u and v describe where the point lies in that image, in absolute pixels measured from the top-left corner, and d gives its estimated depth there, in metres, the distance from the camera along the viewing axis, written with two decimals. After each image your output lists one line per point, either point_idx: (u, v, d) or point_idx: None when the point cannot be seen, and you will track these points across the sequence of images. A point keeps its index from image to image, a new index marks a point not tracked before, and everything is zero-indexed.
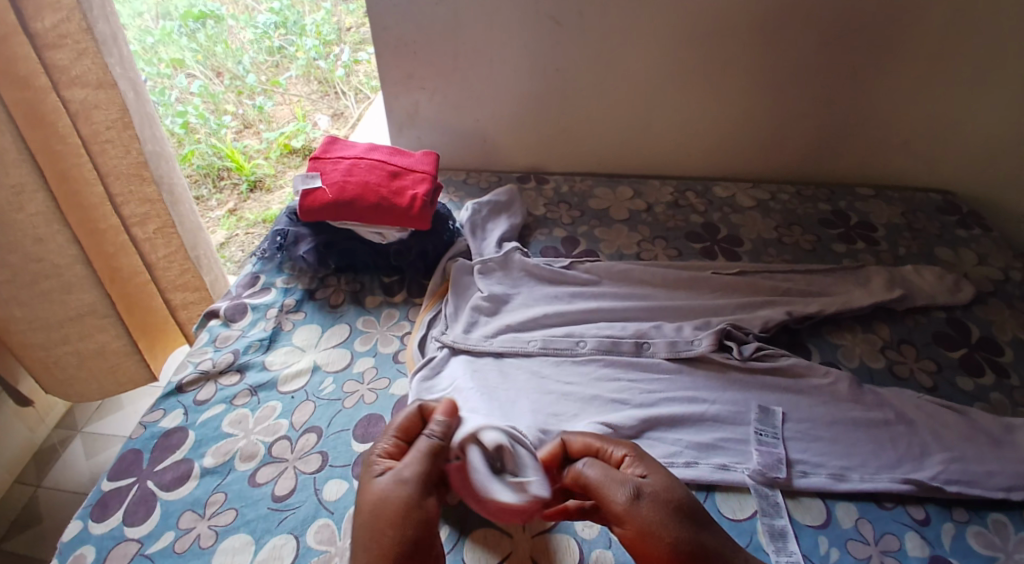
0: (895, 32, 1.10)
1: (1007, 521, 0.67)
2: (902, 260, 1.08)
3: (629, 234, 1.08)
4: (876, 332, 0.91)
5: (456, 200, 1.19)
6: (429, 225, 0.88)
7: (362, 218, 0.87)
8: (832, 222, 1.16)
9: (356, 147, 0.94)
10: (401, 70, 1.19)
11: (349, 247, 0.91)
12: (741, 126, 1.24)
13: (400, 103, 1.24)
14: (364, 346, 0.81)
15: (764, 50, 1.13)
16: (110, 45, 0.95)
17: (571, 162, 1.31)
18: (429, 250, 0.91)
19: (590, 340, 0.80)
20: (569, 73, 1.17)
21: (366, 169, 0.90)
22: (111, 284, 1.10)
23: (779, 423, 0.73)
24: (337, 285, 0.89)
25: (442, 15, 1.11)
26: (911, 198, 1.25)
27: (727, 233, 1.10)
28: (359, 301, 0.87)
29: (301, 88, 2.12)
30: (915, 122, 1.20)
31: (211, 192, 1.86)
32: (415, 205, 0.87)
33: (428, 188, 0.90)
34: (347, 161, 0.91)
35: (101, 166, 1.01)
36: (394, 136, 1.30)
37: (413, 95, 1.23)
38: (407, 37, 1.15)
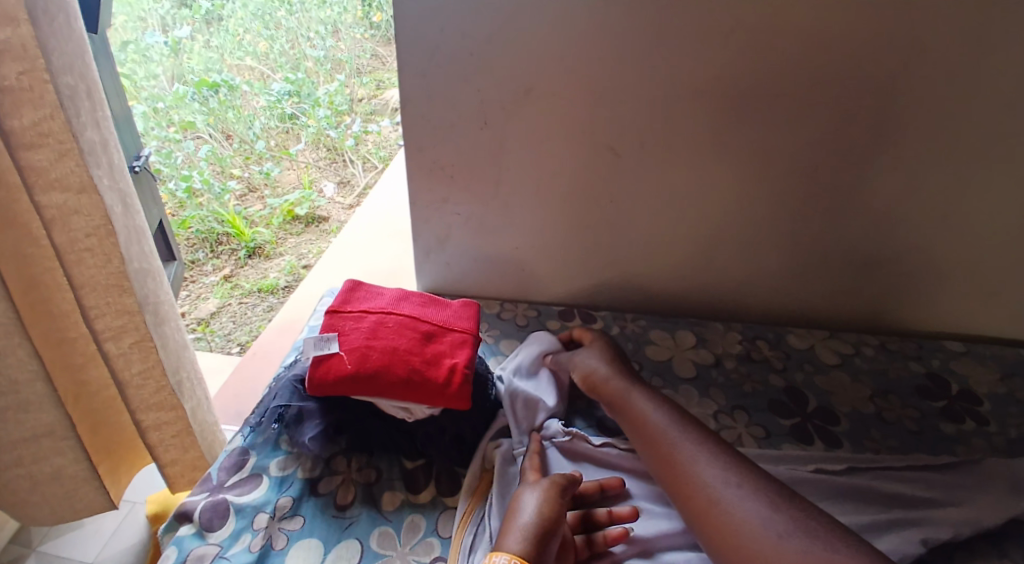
0: (1006, 180, 0.96)
1: None
2: (1018, 446, 0.92)
3: (701, 402, 0.91)
4: (1010, 556, 0.73)
5: (490, 340, 1.01)
6: (467, 403, 0.70)
7: (390, 395, 0.69)
8: (931, 389, 0.99)
9: (382, 296, 0.78)
10: (432, 192, 1.04)
11: (366, 424, 0.74)
12: (817, 269, 1.09)
13: (430, 226, 1.08)
14: None
15: (853, 189, 0.99)
16: (98, 153, 0.75)
17: (622, 293, 1.15)
18: (466, 432, 0.74)
19: None
20: (625, 204, 1.03)
21: (394, 330, 0.72)
22: (72, 405, 0.88)
23: None
24: (347, 474, 0.71)
25: (485, 139, 0.98)
26: (1004, 356, 1.08)
27: (817, 405, 0.92)
28: (375, 504, 0.69)
29: (309, 155, 1.99)
30: (1010, 275, 1.06)
31: (207, 257, 1.68)
32: (455, 379, 0.70)
33: (469, 354, 0.73)
34: (371, 315, 0.74)
35: (75, 277, 0.78)
36: (418, 263, 1.13)
37: (446, 219, 1.07)
38: (443, 159, 1.00)
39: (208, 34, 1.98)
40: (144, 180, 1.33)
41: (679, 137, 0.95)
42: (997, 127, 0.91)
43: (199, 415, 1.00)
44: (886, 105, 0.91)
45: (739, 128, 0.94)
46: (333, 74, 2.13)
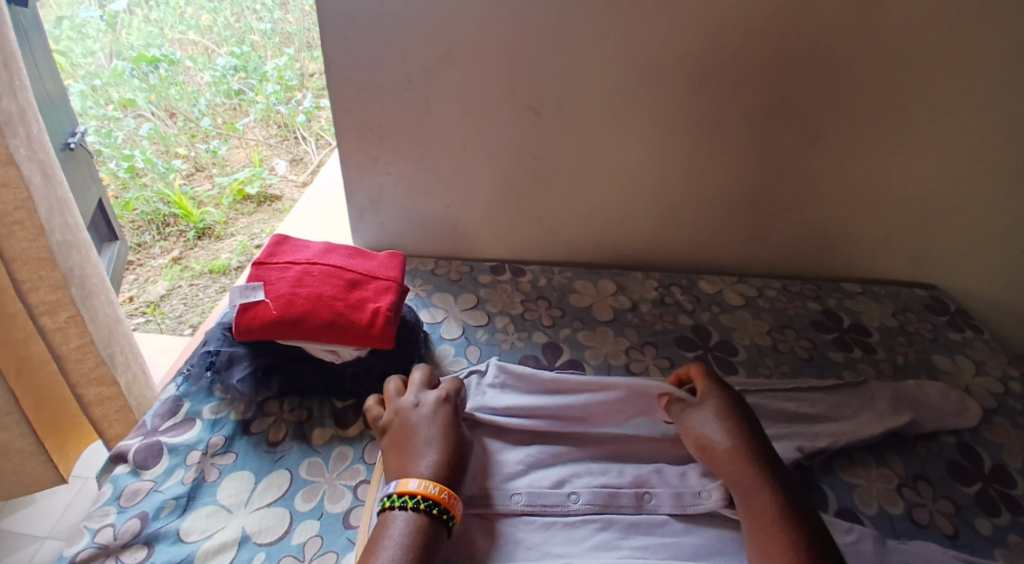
0: (891, 132, 1.05)
1: None
2: (902, 371, 1.00)
3: (615, 339, 1.00)
4: (890, 466, 0.83)
5: (423, 293, 1.05)
6: (391, 344, 0.77)
7: (315, 338, 0.75)
8: (824, 324, 1.08)
9: (309, 249, 0.83)
10: (365, 153, 1.09)
11: (295, 367, 0.80)
12: (730, 221, 1.17)
13: (363, 186, 1.13)
14: (306, 503, 0.69)
15: (758, 143, 1.07)
16: (15, 124, 0.77)
17: (553, 248, 1.21)
18: (392, 369, 0.80)
19: (583, 493, 0.71)
20: (549, 160, 1.09)
21: (319, 279, 0.78)
22: (14, 377, 0.88)
23: None
24: (279, 414, 0.77)
25: (411, 99, 1.02)
26: (899, 295, 1.17)
27: (719, 339, 1.02)
28: (304, 438, 0.75)
29: (259, 132, 1.97)
30: (903, 222, 1.16)
31: (155, 239, 1.69)
32: (377, 322, 0.76)
33: (392, 299, 0.79)
34: (297, 266, 0.80)
35: (4, 252, 0.80)
36: (354, 222, 1.18)
37: (377, 179, 1.12)
38: (370, 120, 1.05)
39: (147, 7, 1.87)
40: (81, 156, 1.34)
41: (596, 98, 1.02)
42: (879, 85, 1.00)
43: (137, 390, 1.06)
44: (781, 63, 0.98)
45: (653, 88, 1.01)
46: (282, 47, 2.00)
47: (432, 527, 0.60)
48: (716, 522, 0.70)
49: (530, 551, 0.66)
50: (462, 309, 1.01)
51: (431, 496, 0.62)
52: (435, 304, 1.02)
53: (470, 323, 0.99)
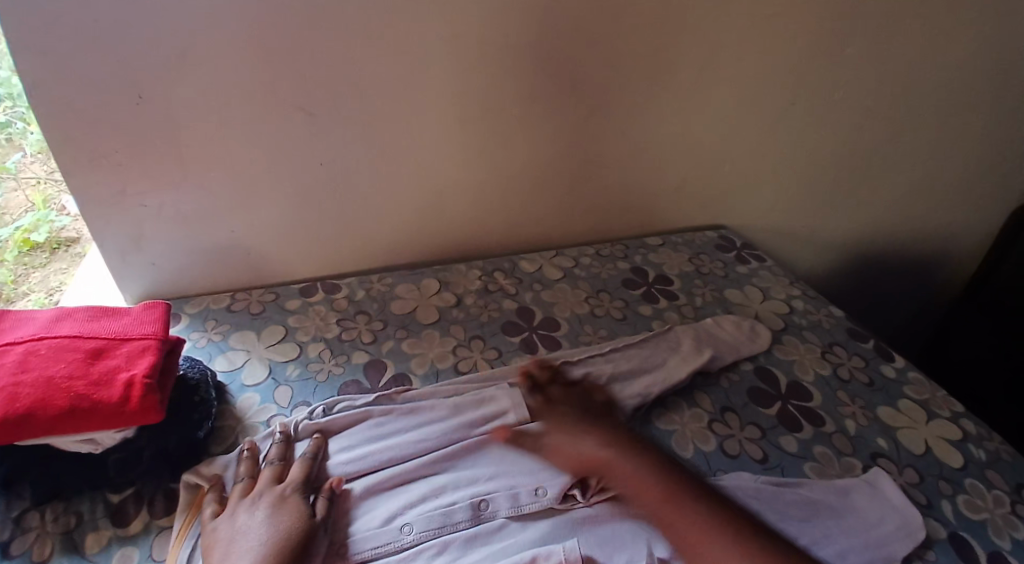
0: (658, 90, 1.11)
1: None
2: (703, 312, 1.09)
3: (440, 340, 0.98)
4: (700, 405, 0.90)
5: (220, 337, 0.96)
6: (158, 414, 0.69)
7: (52, 429, 0.65)
8: (634, 281, 1.15)
9: (35, 323, 0.73)
10: (112, 185, 0.94)
11: (51, 469, 0.70)
12: (535, 196, 1.19)
13: (121, 223, 0.98)
14: None
15: (543, 118, 1.08)
16: None
17: (367, 258, 1.15)
18: (173, 440, 0.74)
19: (416, 522, 0.70)
20: (335, 167, 1.02)
21: (49, 357, 0.68)
22: None
23: None
24: (41, 527, 0.68)
25: (154, 118, 0.89)
26: (694, 240, 1.27)
27: (541, 317, 1.05)
28: (76, 549, 0.67)
29: None
30: (684, 173, 1.25)
31: None
32: (133, 394, 0.68)
33: (150, 362, 0.71)
34: (19, 346, 0.69)
35: None
36: (117, 266, 1.03)
37: (134, 214, 0.98)
38: (109, 146, 0.90)
39: None
40: None
41: (369, 94, 0.96)
42: (639, 48, 1.04)
43: None
44: (546, 36, 0.99)
45: (428, 76, 0.97)
46: None
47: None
48: (550, 512, 0.73)
49: None
50: (269, 345, 0.94)
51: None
52: (240, 346, 0.94)
53: (279, 360, 0.92)
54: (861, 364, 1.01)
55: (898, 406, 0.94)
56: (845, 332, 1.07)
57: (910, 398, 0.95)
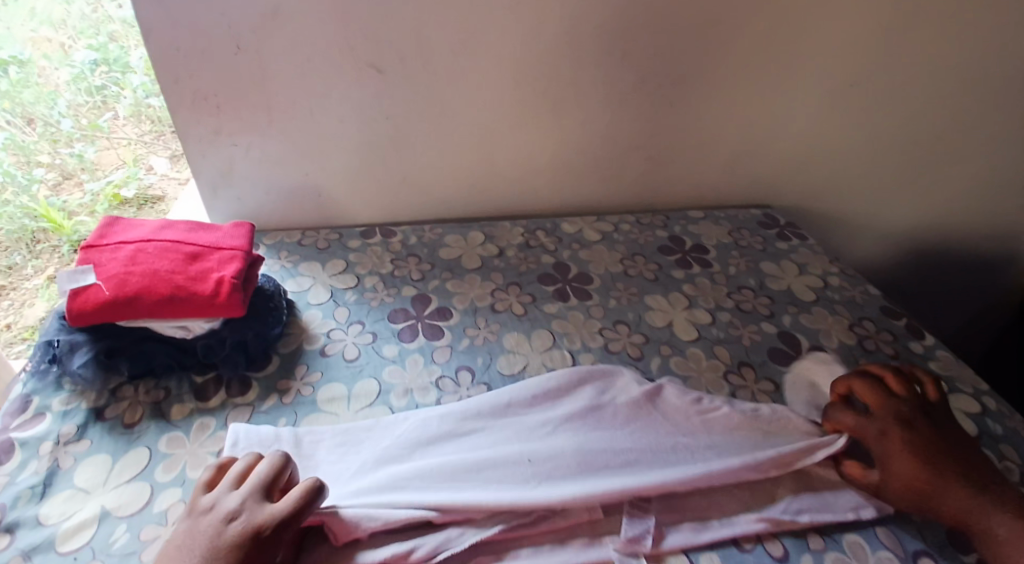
0: (707, 65, 1.15)
1: (860, 541, 0.74)
2: (735, 280, 1.13)
3: (482, 283, 1.07)
4: (719, 357, 0.96)
5: (290, 264, 1.08)
6: (241, 310, 0.84)
7: (152, 313, 0.81)
8: (670, 247, 1.20)
9: (144, 228, 0.88)
10: (206, 126, 1.08)
11: (141, 349, 0.85)
12: (582, 162, 1.26)
13: (211, 161, 1.12)
14: (166, 474, 0.74)
15: (594, 87, 1.15)
16: None
17: (422, 209, 1.26)
18: (248, 337, 0.87)
19: (441, 412, 0.81)
20: (400, 122, 1.12)
21: (156, 256, 0.84)
22: None
23: (652, 464, 0.76)
24: (135, 397, 0.83)
25: (245, 65, 1.02)
26: (735, 216, 1.31)
27: (577, 271, 1.12)
28: (162, 416, 0.81)
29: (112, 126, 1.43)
30: (731, 151, 1.29)
31: None
32: (222, 291, 0.82)
33: (237, 268, 0.85)
34: (131, 246, 0.85)
35: None
36: (207, 200, 1.17)
37: (225, 152, 1.11)
38: (206, 89, 1.03)
39: None
40: None
41: (436, 55, 1.05)
42: (691, 23, 1.09)
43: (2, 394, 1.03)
44: (600, 7, 1.05)
45: (488, 39, 1.05)
46: None
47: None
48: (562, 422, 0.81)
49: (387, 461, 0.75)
50: (331, 274, 1.06)
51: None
52: (305, 273, 1.06)
53: (337, 287, 1.03)
54: (889, 339, 1.03)
55: None
56: (878, 309, 1.09)
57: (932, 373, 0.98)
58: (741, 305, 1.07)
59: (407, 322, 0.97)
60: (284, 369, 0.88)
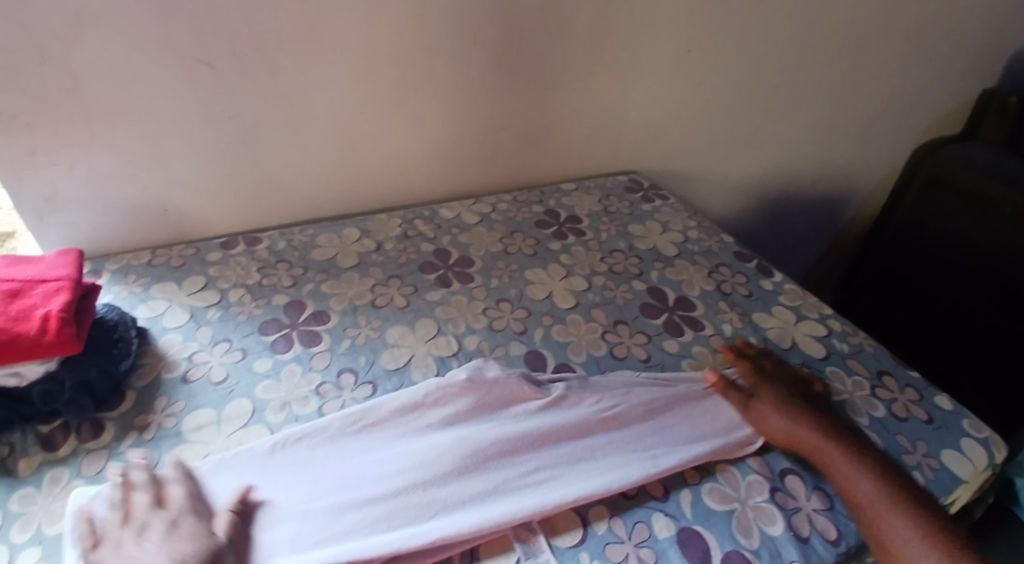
0: (555, 37, 1.16)
1: (733, 470, 0.79)
2: (607, 245, 1.17)
3: (360, 281, 1.04)
4: (596, 320, 0.99)
5: (143, 289, 0.99)
6: (77, 345, 0.76)
7: None
8: (545, 221, 1.22)
9: None
10: (19, 147, 0.95)
11: None
12: (447, 147, 1.24)
13: (32, 188, 0.99)
14: (23, 534, 0.67)
15: (447, 68, 1.13)
16: None
17: (291, 211, 1.20)
18: (91, 376, 0.78)
19: (324, 437, 0.76)
20: (246, 119, 1.05)
21: None
22: None
23: (548, 461, 0.75)
24: None
25: (54, 76, 0.91)
26: (605, 184, 1.35)
27: (458, 256, 1.11)
28: (9, 473, 0.73)
29: None
30: (591, 121, 1.32)
31: None
32: (50, 327, 0.74)
33: (66, 299, 0.77)
34: None
35: None
36: (35, 229, 1.03)
37: (45, 174, 0.98)
38: (8, 106, 0.91)
39: None
40: None
41: (270, 44, 0.99)
42: None
43: None
44: None
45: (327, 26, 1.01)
46: None
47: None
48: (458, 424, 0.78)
49: (272, 497, 0.70)
50: (192, 293, 0.99)
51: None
52: (161, 295, 0.98)
53: (198, 306, 0.96)
54: (744, 279, 1.11)
55: (771, 311, 1.05)
56: (732, 254, 1.17)
57: (783, 306, 1.06)
58: (613, 268, 1.10)
59: (280, 332, 0.92)
60: (141, 405, 0.81)
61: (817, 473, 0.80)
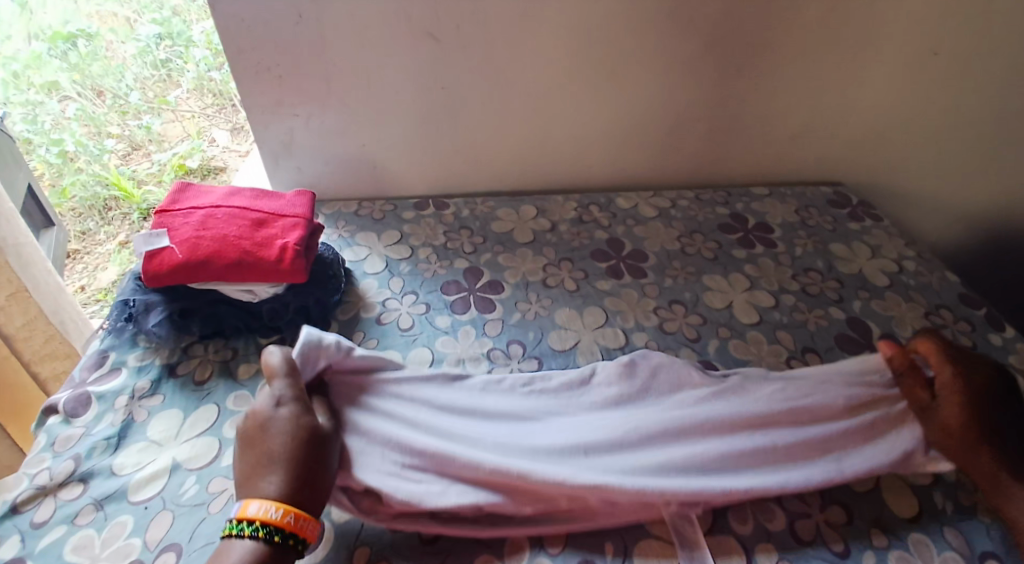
0: (779, 31, 1.08)
1: (928, 541, 0.70)
2: (800, 261, 1.08)
3: (535, 258, 1.05)
4: (781, 342, 0.92)
5: (346, 234, 1.08)
6: (304, 276, 0.84)
7: (221, 276, 0.82)
8: (731, 226, 1.15)
9: (213, 195, 0.90)
10: (268, 96, 1.08)
11: (213, 310, 0.86)
12: (640, 136, 1.21)
13: (271, 131, 1.12)
14: (233, 431, 0.76)
15: (657, 55, 1.10)
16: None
17: (474, 180, 1.24)
18: (310, 304, 0.88)
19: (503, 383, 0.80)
20: (456, 89, 1.10)
21: (224, 220, 0.85)
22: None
23: (712, 444, 0.73)
24: (204, 356, 0.84)
25: (306, 34, 1.01)
26: (804, 194, 1.25)
27: (632, 249, 1.08)
28: (230, 374, 0.82)
29: (193, 103, 1.59)
30: (800, 126, 1.22)
31: (100, 226, 1.49)
32: (286, 256, 0.83)
33: (300, 234, 0.86)
34: (201, 210, 0.87)
35: None
36: (269, 168, 1.18)
37: (286, 123, 1.11)
38: (267, 59, 1.04)
39: None
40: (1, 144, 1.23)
41: (492, 20, 1.02)
42: None
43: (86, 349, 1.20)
44: None
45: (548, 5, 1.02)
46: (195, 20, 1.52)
47: (279, 552, 0.59)
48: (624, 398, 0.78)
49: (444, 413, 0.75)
50: (386, 245, 1.06)
51: (273, 521, 0.60)
52: (359, 242, 1.06)
53: (392, 258, 1.03)
54: (968, 328, 0.96)
55: None
56: (956, 295, 1.02)
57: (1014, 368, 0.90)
58: (807, 288, 1.02)
59: (460, 294, 0.96)
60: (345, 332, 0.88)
61: None
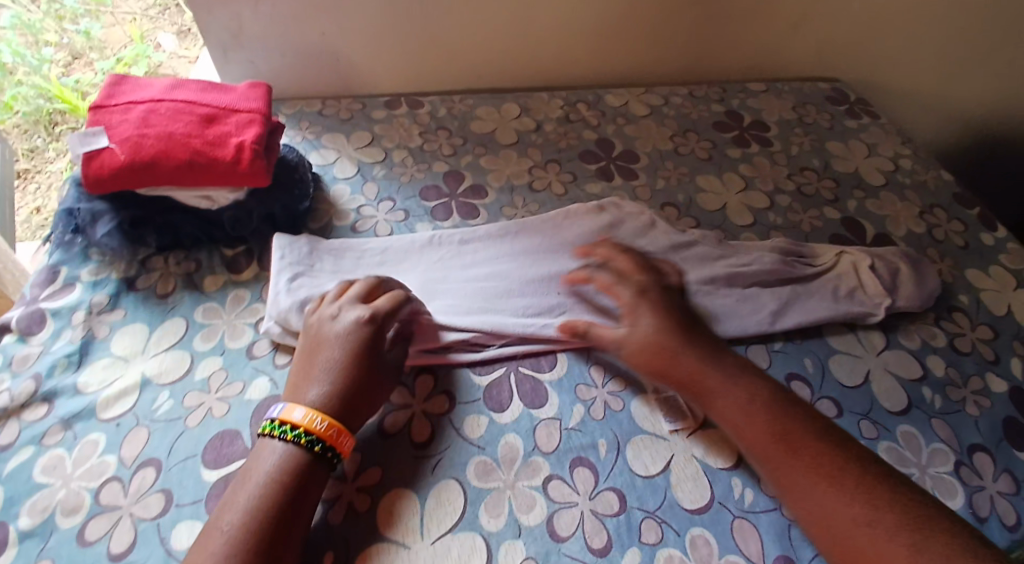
0: None
1: (916, 433, 0.70)
2: (796, 159, 1.02)
3: (519, 160, 0.98)
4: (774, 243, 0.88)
5: (312, 137, 0.99)
6: (266, 180, 0.78)
7: (174, 179, 0.75)
8: (726, 123, 1.08)
9: (153, 88, 0.80)
10: None
11: (168, 218, 0.79)
12: (628, 25, 1.10)
13: (218, 17, 0.99)
14: (206, 343, 0.71)
15: None
16: None
17: (450, 76, 1.14)
18: (275, 210, 0.81)
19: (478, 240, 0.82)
20: None
21: (170, 116, 0.76)
22: None
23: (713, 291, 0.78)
24: (166, 269, 0.78)
25: None
26: (802, 90, 1.17)
27: (622, 149, 1.02)
28: (197, 287, 0.77)
29: (133, 2, 1.43)
30: (801, 14, 1.12)
31: (48, 143, 1.35)
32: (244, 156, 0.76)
33: (258, 131, 0.78)
34: (142, 105, 0.77)
35: None
36: (218, 63, 1.06)
37: (233, 8, 0.99)
38: None
39: None
40: None
41: None
42: None
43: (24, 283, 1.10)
44: None
45: None
46: None
47: (312, 461, 0.57)
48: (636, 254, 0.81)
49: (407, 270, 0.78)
50: (357, 148, 0.97)
51: (317, 432, 0.58)
52: (326, 144, 0.98)
53: (365, 162, 0.95)
54: (961, 228, 0.93)
55: (988, 270, 0.88)
56: (950, 195, 0.98)
57: (1004, 267, 0.89)
58: (803, 188, 0.97)
59: (440, 201, 0.90)
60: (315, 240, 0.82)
61: (1008, 456, 0.69)
